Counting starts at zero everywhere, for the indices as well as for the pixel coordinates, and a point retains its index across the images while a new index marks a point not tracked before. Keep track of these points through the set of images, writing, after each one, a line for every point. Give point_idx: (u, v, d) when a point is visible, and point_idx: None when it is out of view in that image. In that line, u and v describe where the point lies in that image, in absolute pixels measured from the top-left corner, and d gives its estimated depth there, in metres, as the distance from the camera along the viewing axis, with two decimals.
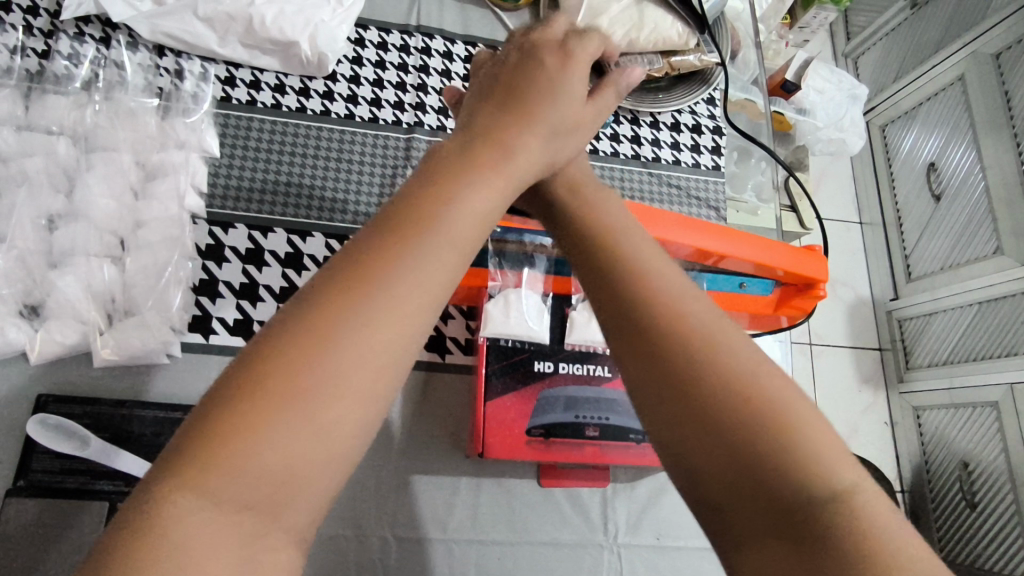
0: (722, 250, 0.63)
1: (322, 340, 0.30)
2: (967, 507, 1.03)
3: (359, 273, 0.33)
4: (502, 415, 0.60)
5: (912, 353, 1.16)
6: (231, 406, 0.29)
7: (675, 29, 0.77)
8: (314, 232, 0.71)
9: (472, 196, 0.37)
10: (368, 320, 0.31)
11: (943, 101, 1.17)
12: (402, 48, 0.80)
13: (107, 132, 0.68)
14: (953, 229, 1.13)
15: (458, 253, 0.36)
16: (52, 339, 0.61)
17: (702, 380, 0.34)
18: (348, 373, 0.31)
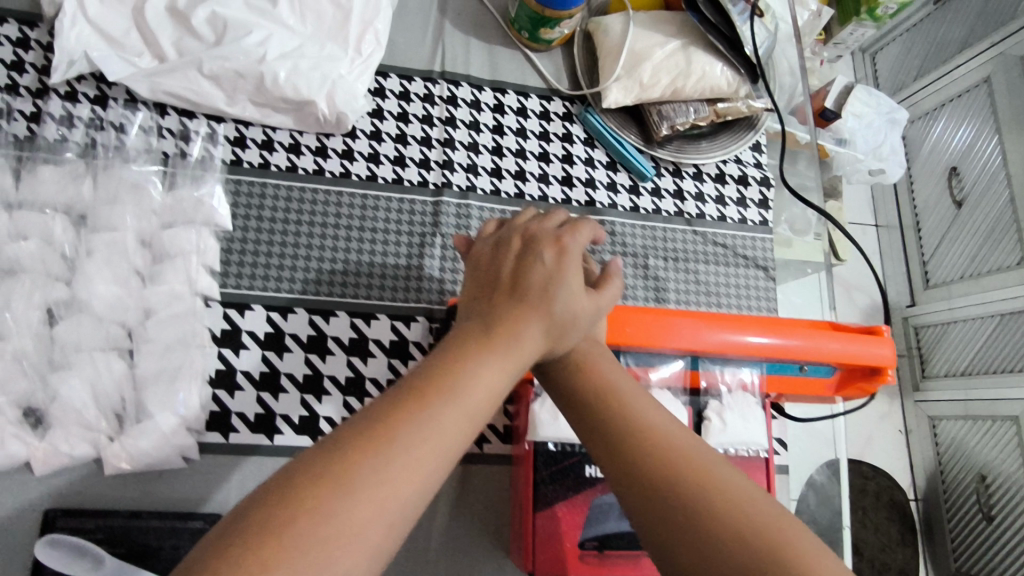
0: (784, 343, 0.61)
1: (343, 490, 0.33)
2: (983, 521, 1.03)
3: (365, 438, 0.36)
4: (552, 527, 0.56)
5: (928, 361, 1.17)
6: (239, 536, 0.31)
7: (722, 76, 0.71)
8: (337, 311, 0.65)
9: (470, 363, 0.40)
10: (391, 473, 0.35)
11: (966, 102, 1.11)
12: (426, 97, 0.73)
13: (107, 208, 0.62)
14: (974, 237, 1.10)
15: (452, 419, 0.38)
16: (57, 448, 0.56)
17: (690, 510, 0.39)
18: (342, 525, 0.33)
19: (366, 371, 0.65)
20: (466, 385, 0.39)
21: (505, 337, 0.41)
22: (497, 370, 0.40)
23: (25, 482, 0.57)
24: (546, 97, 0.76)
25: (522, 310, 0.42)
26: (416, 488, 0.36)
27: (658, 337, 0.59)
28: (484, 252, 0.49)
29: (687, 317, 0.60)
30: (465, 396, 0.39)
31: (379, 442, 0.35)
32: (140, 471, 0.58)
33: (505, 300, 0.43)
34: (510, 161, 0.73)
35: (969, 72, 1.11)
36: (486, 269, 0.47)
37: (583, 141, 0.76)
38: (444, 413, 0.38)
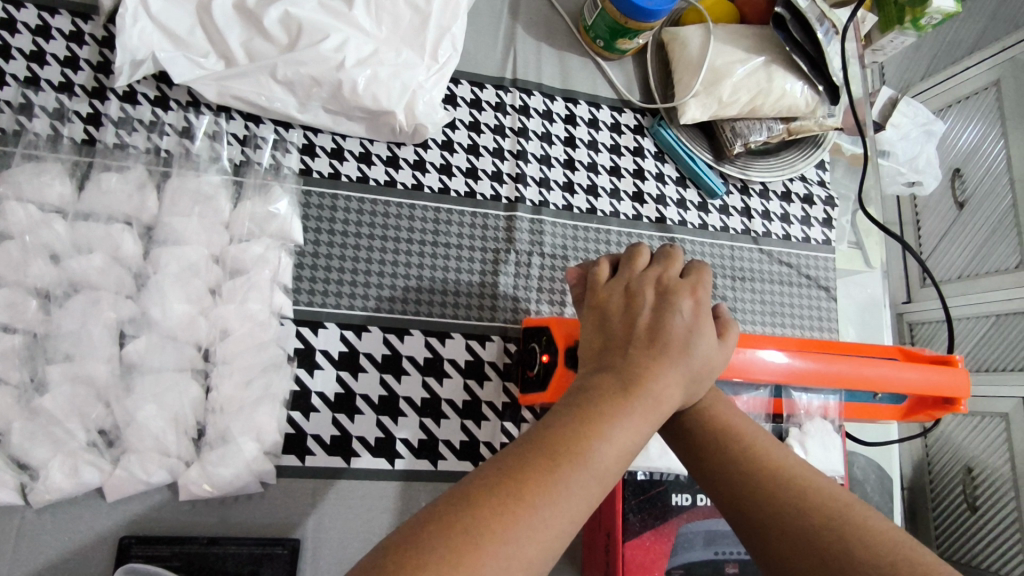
0: (868, 377, 0.61)
1: (478, 548, 0.34)
2: (967, 511, 1.03)
3: (501, 492, 0.36)
4: (641, 556, 0.55)
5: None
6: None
7: (801, 95, 0.71)
8: (411, 329, 0.64)
9: (601, 420, 0.41)
10: (529, 530, 0.35)
11: (972, 106, 1.08)
12: (498, 106, 0.71)
13: (175, 221, 0.58)
14: (973, 239, 1.07)
15: (586, 478, 0.38)
16: (132, 476, 0.53)
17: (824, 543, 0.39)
18: None
19: (442, 392, 0.63)
20: (598, 441, 0.40)
21: (638, 393, 0.42)
22: (630, 425, 0.41)
23: (95, 510, 0.54)
24: (617, 109, 0.74)
25: (648, 365, 0.44)
26: (549, 548, 0.36)
27: (747, 370, 0.58)
28: (609, 298, 0.50)
29: (775, 345, 0.60)
30: (599, 452, 0.39)
31: (519, 499, 0.36)
32: (219, 497, 0.56)
33: (639, 356, 0.44)
34: (582, 175, 0.72)
35: (981, 73, 1.05)
36: (612, 317, 0.48)
37: (653, 155, 0.75)
38: (578, 473, 0.38)
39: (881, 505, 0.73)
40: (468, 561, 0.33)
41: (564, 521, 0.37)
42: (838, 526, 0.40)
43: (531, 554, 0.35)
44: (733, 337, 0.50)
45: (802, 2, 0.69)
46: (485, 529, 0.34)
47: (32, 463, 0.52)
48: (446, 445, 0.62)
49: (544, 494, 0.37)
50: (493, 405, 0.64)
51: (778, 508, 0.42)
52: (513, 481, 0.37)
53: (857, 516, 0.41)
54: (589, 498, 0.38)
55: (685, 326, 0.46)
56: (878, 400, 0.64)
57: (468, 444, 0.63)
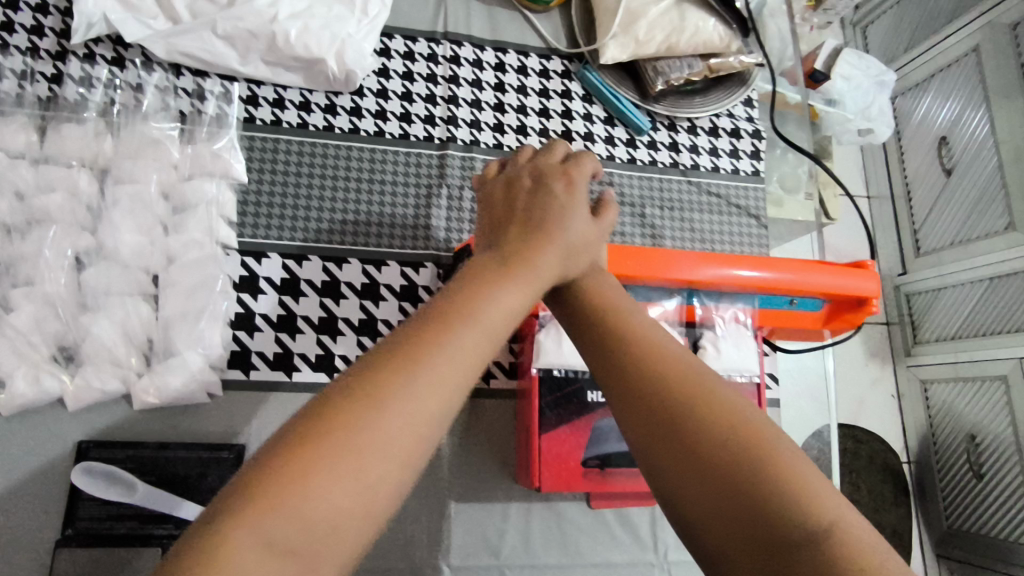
0: (777, 279, 0.63)
1: (369, 412, 0.31)
2: (975, 480, 1.11)
3: (395, 357, 0.34)
4: (557, 447, 0.60)
5: (919, 327, 1.23)
6: (269, 465, 0.29)
7: (714, 31, 0.74)
8: (348, 258, 0.69)
9: (484, 292, 0.40)
10: (422, 398, 0.33)
11: (956, 72, 1.15)
12: (430, 57, 0.76)
13: (129, 163, 0.64)
14: (965, 204, 1.15)
15: (479, 341, 0.37)
16: (87, 385, 0.59)
17: (692, 429, 0.38)
18: (378, 443, 0.31)
19: (378, 313, 0.68)
20: (486, 310, 0.39)
21: (517, 262, 0.44)
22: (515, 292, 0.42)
23: (59, 418, 0.60)
24: (545, 56, 0.79)
25: (527, 243, 0.46)
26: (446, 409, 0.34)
27: (654, 267, 0.61)
28: (496, 190, 0.54)
29: (684, 251, 0.63)
30: (489, 317, 0.39)
31: (412, 360, 0.34)
32: (169, 406, 0.62)
33: (519, 236, 0.47)
34: (512, 117, 0.76)
35: (960, 42, 1.14)
36: (498, 206, 0.52)
37: (581, 98, 0.79)
38: (468, 332, 0.37)
39: (817, 422, 0.75)
40: (363, 419, 0.31)
41: (458, 377, 0.35)
42: (696, 415, 0.39)
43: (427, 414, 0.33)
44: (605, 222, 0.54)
45: None
46: (375, 391, 0.32)
47: None
48: None
49: (434, 354, 0.35)
50: None
51: (651, 394, 0.41)
52: (405, 347, 0.35)
53: (728, 403, 0.40)
54: (480, 356, 0.37)
55: (559, 205, 0.50)
56: (795, 306, 0.68)
57: None
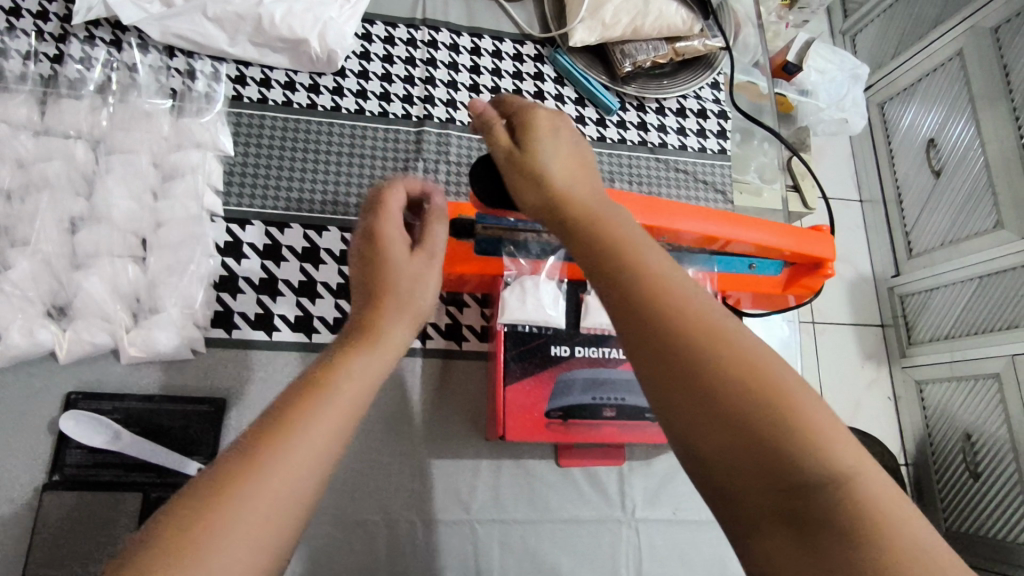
0: (745, 238, 0.64)
1: (269, 457, 0.34)
2: (970, 479, 1.00)
3: (292, 403, 0.37)
4: (522, 399, 0.62)
5: (914, 326, 1.12)
6: (176, 525, 0.31)
7: (676, 15, 0.79)
8: (328, 226, 0.72)
9: (373, 324, 0.43)
10: (281, 483, 0.33)
11: (939, 78, 1.12)
12: (409, 42, 0.81)
13: (123, 134, 0.68)
14: (952, 204, 1.09)
15: (372, 367, 0.40)
16: (80, 338, 0.63)
17: (704, 371, 0.33)
18: (279, 480, 0.33)
19: None
20: (357, 367, 0.40)
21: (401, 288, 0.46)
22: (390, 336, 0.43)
23: (52, 371, 0.64)
24: (519, 42, 0.84)
25: (392, 261, 0.47)
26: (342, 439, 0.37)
27: (644, 215, 0.62)
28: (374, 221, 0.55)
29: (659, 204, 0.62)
30: (363, 372, 0.40)
31: (309, 398, 0.37)
32: (154, 361, 0.65)
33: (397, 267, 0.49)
34: (486, 96, 0.80)
35: (942, 48, 1.11)
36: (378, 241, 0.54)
37: (553, 80, 0.83)
38: (361, 360, 0.40)
39: None
40: (261, 466, 0.33)
41: (352, 403, 0.38)
42: (704, 355, 0.34)
43: (325, 444, 0.36)
44: (568, 142, 0.48)
45: None
46: (272, 437, 0.35)
47: None
48: None
49: (327, 388, 0.38)
50: None
51: (660, 334, 0.35)
52: (298, 391, 0.37)
53: (741, 351, 0.34)
54: (373, 380, 0.40)
55: (425, 228, 0.52)
56: (753, 269, 0.71)
57: None
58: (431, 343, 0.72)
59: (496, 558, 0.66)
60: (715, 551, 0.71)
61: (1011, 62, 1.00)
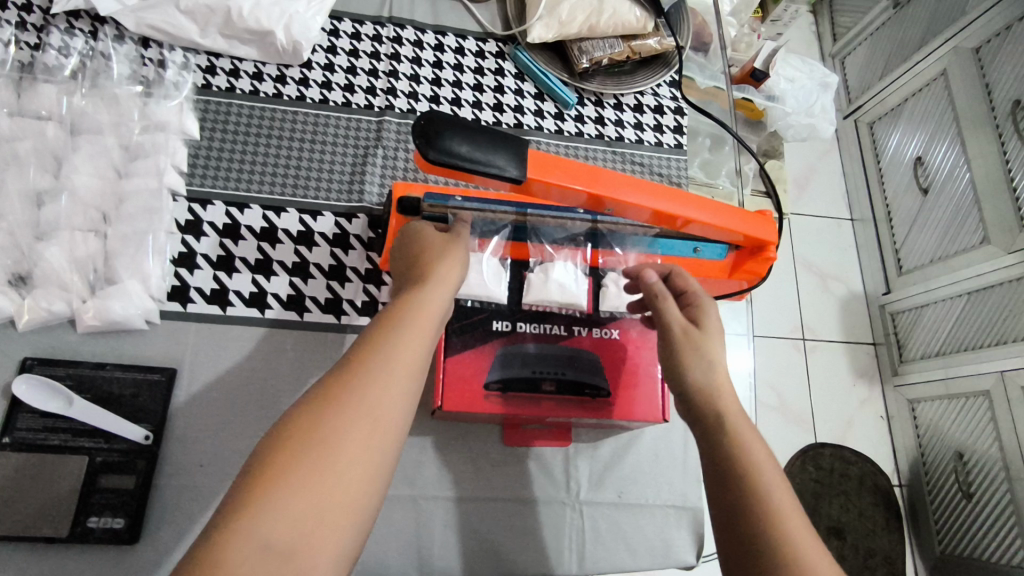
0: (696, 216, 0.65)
1: (362, 374, 0.40)
2: (962, 498, 0.99)
3: (374, 335, 0.43)
4: (461, 370, 0.63)
5: (905, 346, 1.13)
6: (287, 432, 0.37)
7: (632, 14, 0.82)
8: (287, 208, 0.74)
9: (429, 273, 0.50)
10: (377, 390, 0.40)
11: (925, 98, 1.12)
12: (375, 38, 0.84)
13: (92, 116, 0.72)
14: (939, 223, 1.08)
15: (435, 306, 0.47)
16: (37, 305, 0.65)
17: (751, 499, 0.44)
18: (375, 396, 0.40)
19: (311, 257, 0.73)
20: (422, 301, 0.47)
21: (440, 249, 0.53)
22: (445, 281, 0.50)
23: (10, 337, 0.66)
24: (481, 40, 0.87)
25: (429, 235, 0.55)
26: (416, 360, 0.43)
27: (588, 184, 0.61)
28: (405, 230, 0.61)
29: (609, 172, 0.62)
30: (428, 303, 0.47)
31: (388, 327, 0.44)
32: (109, 330, 0.67)
33: (430, 236, 0.55)
34: (448, 90, 0.84)
35: (929, 67, 1.11)
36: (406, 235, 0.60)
37: (513, 76, 0.86)
38: (420, 296, 0.47)
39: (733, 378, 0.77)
40: (355, 381, 0.40)
41: (424, 334, 0.45)
42: (759, 509, 0.44)
43: (406, 363, 0.42)
44: (714, 318, 0.55)
45: None
46: (360, 360, 0.41)
47: None
48: (312, 301, 0.72)
49: (403, 321, 0.44)
50: (357, 270, 0.74)
51: (742, 501, 0.44)
52: (377, 326, 0.44)
53: (779, 494, 0.45)
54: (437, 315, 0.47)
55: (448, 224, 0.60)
56: (699, 254, 0.73)
57: (333, 301, 0.72)
58: None
59: (437, 535, 0.66)
60: (659, 536, 0.71)
61: (992, 80, 1.00)
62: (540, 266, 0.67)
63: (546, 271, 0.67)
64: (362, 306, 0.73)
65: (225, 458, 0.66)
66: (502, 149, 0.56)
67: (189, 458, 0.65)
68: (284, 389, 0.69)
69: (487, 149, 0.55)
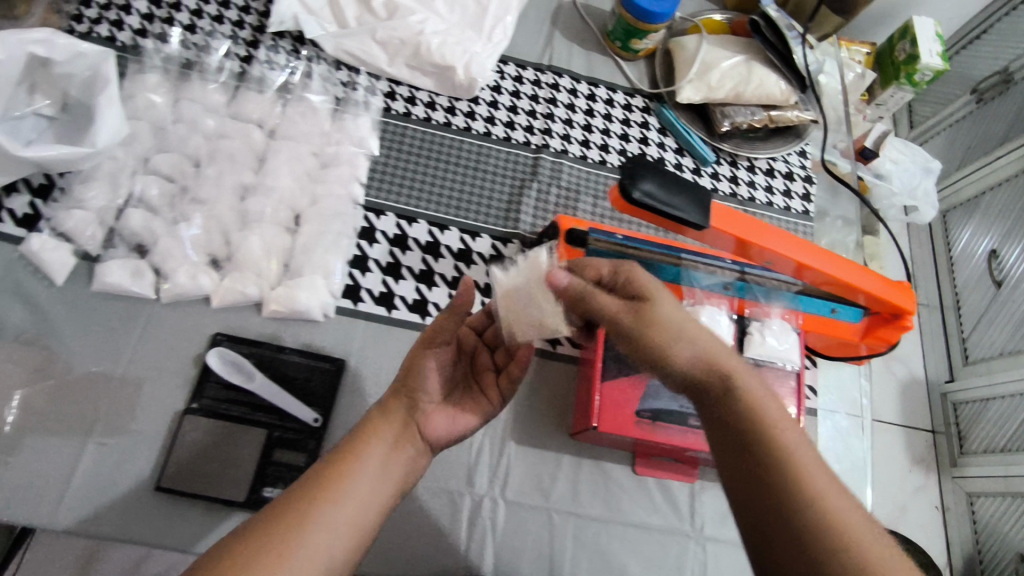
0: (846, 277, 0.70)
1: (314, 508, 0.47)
2: None
3: (331, 468, 0.50)
4: (616, 395, 0.68)
5: (966, 437, 0.97)
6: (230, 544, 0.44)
7: (777, 86, 0.88)
8: (449, 226, 0.81)
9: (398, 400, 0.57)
10: (322, 521, 0.47)
11: (1004, 192, 1.03)
12: (536, 82, 0.91)
13: (294, 125, 0.80)
14: (1012, 321, 0.96)
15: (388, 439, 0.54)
16: (235, 286, 0.71)
17: (762, 437, 0.44)
18: (320, 529, 0.46)
19: (469, 273, 0.79)
20: (374, 437, 0.54)
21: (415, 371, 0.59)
22: (380, 444, 0.53)
23: (203, 312, 0.72)
24: (630, 94, 0.94)
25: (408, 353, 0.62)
26: (362, 494, 0.50)
27: (755, 236, 0.67)
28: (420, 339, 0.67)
29: (773, 228, 0.69)
30: (355, 473, 0.51)
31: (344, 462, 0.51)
32: (292, 318, 0.73)
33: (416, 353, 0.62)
34: (597, 136, 0.90)
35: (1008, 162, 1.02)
36: None
37: (657, 130, 0.93)
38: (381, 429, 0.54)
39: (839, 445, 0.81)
40: (302, 515, 0.46)
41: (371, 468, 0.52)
42: (769, 447, 0.43)
43: (355, 496, 0.50)
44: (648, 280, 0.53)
45: (774, 13, 0.88)
46: (312, 495, 0.48)
47: (166, 270, 0.71)
48: None
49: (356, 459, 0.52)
50: None
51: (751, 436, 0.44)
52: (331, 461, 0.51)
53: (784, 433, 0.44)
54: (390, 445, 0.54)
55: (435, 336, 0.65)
56: (836, 316, 0.77)
57: None
58: None
59: (568, 550, 0.70)
60: None
61: None
62: (693, 307, 0.72)
63: (698, 312, 0.72)
64: None
65: None
66: (688, 195, 0.61)
67: None
68: None
69: (675, 193, 0.60)
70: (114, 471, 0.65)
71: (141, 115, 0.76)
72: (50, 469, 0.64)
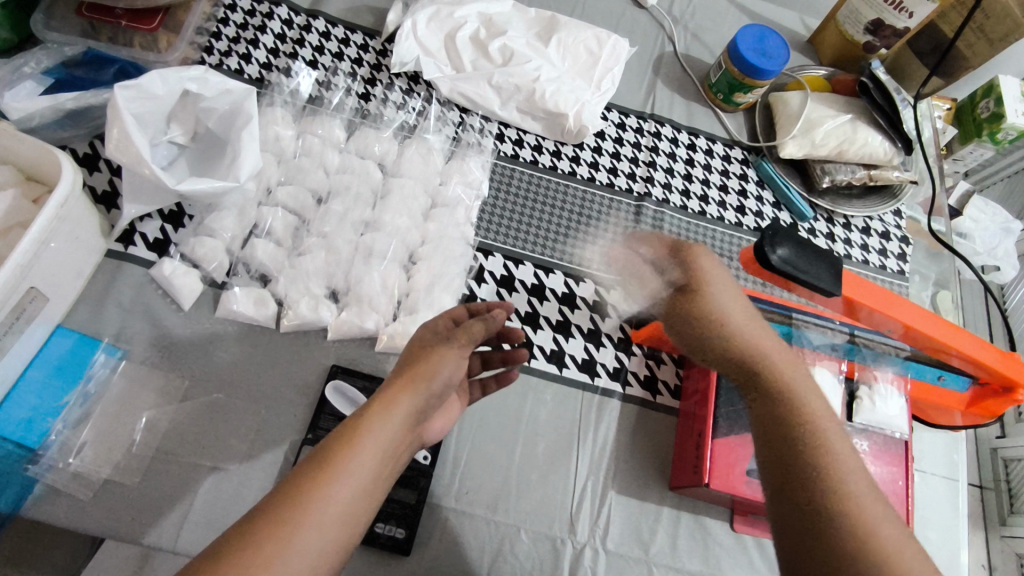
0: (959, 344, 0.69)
1: (301, 520, 0.42)
2: None
3: (323, 463, 0.45)
4: (727, 453, 0.68)
5: (1017, 498, 0.93)
6: (213, 548, 0.41)
7: (880, 146, 0.89)
8: (555, 270, 0.82)
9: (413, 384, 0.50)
10: (305, 539, 0.42)
11: None
12: (638, 130, 0.93)
13: (408, 162, 0.82)
14: None
15: (388, 436, 0.47)
16: (352, 320, 0.73)
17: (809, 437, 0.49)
18: (300, 550, 0.41)
19: (572, 318, 0.80)
20: (377, 429, 0.47)
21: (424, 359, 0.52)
22: (376, 442, 0.47)
23: (319, 343, 0.74)
24: (729, 146, 0.95)
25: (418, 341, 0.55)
26: (350, 504, 0.44)
27: (878, 305, 0.67)
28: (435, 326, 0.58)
29: (894, 296, 0.69)
30: (347, 473, 0.45)
31: (338, 460, 0.45)
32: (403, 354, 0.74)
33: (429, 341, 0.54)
34: (698, 186, 0.91)
35: None
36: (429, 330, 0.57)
37: (755, 183, 0.94)
38: (382, 418, 0.48)
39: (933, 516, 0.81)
40: (288, 532, 0.41)
41: (364, 471, 0.45)
42: (812, 449, 0.48)
43: (341, 506, 0.44)
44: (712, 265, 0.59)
45: (883, 76, 0.89)
46: (301, 505, 0.42)
47: (287, 301, 0.73)
48: (570, 358, 0.78)
49: (347, 457, 0.45)
50: (611, 337, 0.80)
51: (801, 439, 0.49)
52: (329, 452, 0.46)
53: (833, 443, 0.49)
54: (389, 445, 0.48)
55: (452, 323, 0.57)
56: (942, 382, 0.76)
57: (588, 363, 0.79)
58: (630, 390, 0.79)
59: None
60: None
61: None
62: None
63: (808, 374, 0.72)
64: (613, 371, 0.79)
65: (487, 492, 0.71)
66: (822, 263, 0.62)
67: (457, 484, 0.70)
68: (539, 434, 0.75)
69: (811, 261, 0.61)
70: (232, 498, 0.66)
71: (268, 147, 0.79)
72: (171, 492, 0.65)
